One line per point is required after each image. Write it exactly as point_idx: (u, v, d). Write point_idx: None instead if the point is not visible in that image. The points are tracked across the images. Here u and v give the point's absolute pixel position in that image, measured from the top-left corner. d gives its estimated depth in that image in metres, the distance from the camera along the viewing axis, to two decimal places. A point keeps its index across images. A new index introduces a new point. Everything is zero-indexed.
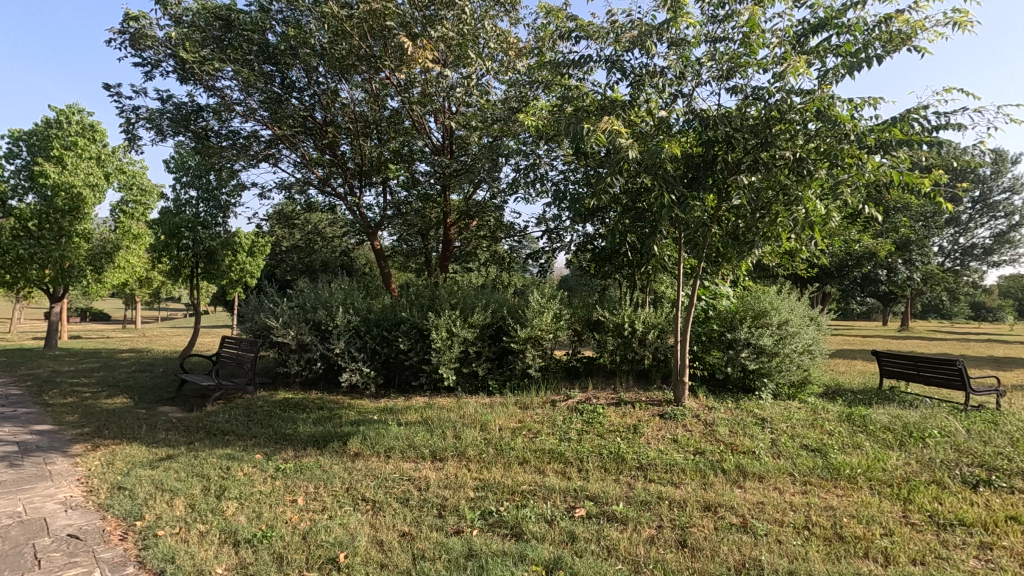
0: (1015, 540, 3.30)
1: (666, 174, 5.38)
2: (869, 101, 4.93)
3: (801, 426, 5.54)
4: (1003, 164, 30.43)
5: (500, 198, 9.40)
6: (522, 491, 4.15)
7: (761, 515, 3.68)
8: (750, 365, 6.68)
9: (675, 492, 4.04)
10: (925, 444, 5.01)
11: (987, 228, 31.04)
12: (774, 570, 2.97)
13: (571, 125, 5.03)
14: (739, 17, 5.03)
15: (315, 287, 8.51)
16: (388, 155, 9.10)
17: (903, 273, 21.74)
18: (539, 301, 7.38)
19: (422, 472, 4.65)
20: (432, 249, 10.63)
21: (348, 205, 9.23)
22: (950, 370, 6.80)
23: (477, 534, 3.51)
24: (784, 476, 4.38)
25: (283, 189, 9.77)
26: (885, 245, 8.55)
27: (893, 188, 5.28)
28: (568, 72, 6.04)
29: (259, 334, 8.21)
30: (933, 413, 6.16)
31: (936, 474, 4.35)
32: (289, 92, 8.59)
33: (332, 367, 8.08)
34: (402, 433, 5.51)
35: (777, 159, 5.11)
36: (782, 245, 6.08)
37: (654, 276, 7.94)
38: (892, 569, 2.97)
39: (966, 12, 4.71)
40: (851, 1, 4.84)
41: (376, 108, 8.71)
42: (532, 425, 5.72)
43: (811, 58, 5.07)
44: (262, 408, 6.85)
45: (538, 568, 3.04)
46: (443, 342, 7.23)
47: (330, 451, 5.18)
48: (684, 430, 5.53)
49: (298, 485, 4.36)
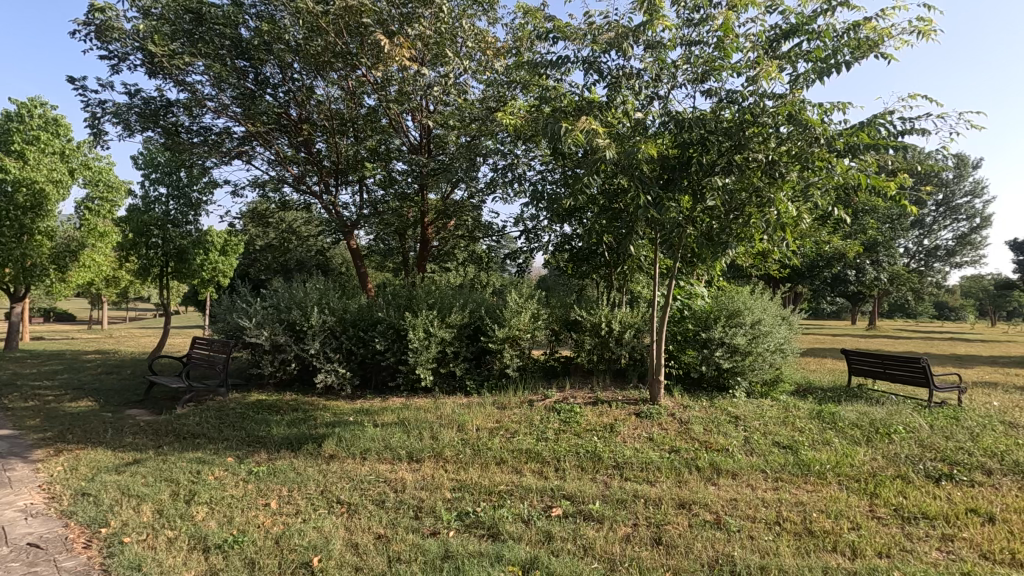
0: (974, 531, 3.42)
1: (642, 175, 5.45)
2: (838, 106, 5.03)
3: (773, 424, 5.65)
4: (965, 168, 31.50)
5: (478, 198, 9.38)
6: (499, 491, 4.15)
7: (734, 511, 3.74)
8: (724, 364, 6.79)
9: (650, 490, 4.09)
10: (891, 440, 5.17)
11: (950, 229, 32.10)
12: (746, 565, 3.01)
13: (549, 126, 5.05)
14: (714, 21, 5.10)
15: (289, 287, 8.36)
16: (364, 153, 9.03)
17: (871, 274, 22.37)
18: (517, 301, 7.39)
19: (398, 473, 4.61)
20: (409, 248, 10.55)
21: (323, 203, 9.14)
22: (914, 368, 7.00)
23: (453, 534, 3.50)
24: (756, 473, 4.47)
25: (257, 187, 9.60)
26: (853, 246, 8.75)
27: (861, 191, 5.41)
28: (545, 73, 6.04)
29: (232, 334, 8.06)
30: (898, 410, 6.34)
31: (901, 469, 4.48)
32: (263, 88, 8.43)
33: (306, 368, 7.97)
34: (378, 434, 5.46)
35: (750, 161, 5.23)
36: (755, 245, 6.18)
37: (630, 276, 8.03)
38: (859, 563, 3.04)
39: (930, 21, 4.85)
40: (821, 8, 4.95)
41: (352, 106, 8.64)
42: (509, 425, 5.72)
43: (783, 63, 5.17)
44: (235, 409, 6.73)
45: (514, 568, 3.03)
46: (421, 342, 7.18)
47: (304, 453, 5.11)
48: (660, 428, 5.59)
49: (271, 488, 4.28)
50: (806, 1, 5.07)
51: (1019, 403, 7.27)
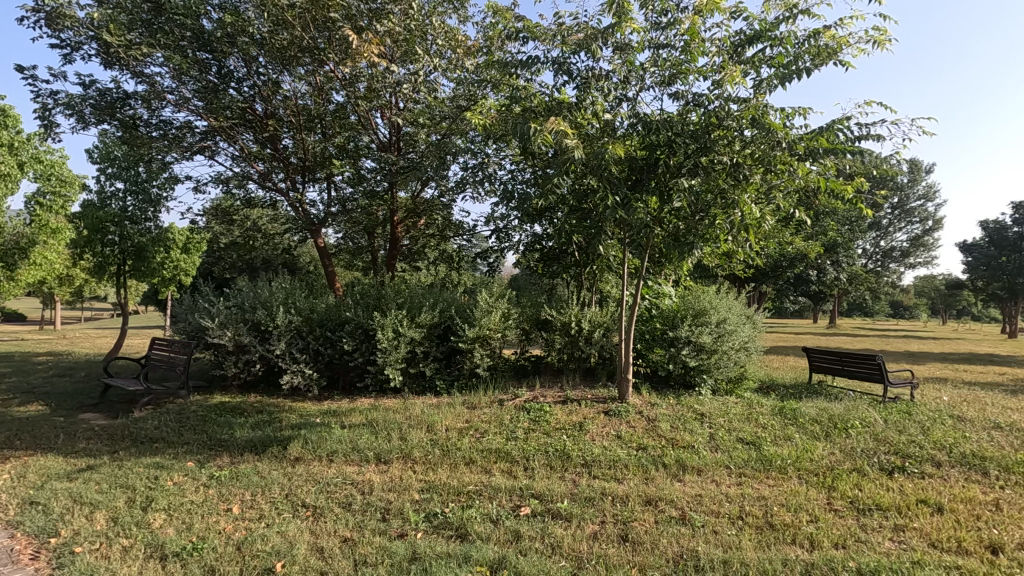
0: (924, 521, 3.57)
1: (611, 175, 5.51)
2: (799, 111, 5.16)
3: (737, 420, 5.79)
4: (918, 173, 32.85)
5: (448, 196, 9.33)
6: (468, 491, 4.14)
7: (699, 507, 3.82)
8: (690, 362, 6.92)
9: (618, 488, 4.14)
10: (848, 435, 5.35)
11: (905, 231, 33.44)
12: (709, 559, 3.07)
13: (518, 126, 5.05)
14: (681, 25, 5.18)
15: (253, 286, 8.15)
16: (332, 151, 8.88)
17: (831, 273, 23.16)
18: (487, 300, 7.37)
19: (366, 475, 4.55)
20: (379, 247, 10.44)
21: (290, 201, 8.93)
22: (870, 365, 7.26)
23: (421, 536, 3.46)
24: (721, 469, 4.56)
25: (221, 183, 9.33)
26: (813, 247, 9.02)
27: (821, 194, 5.58)
28: (516, 72, 6.03)
29: (193, 335, 7.82)
30: (856, 405, 6.58)
31: (857, 462, 4.65)
32: (226, 81, 8.21)
33: (272, 369, 7.79)
34: (345, 435, 5.38)
35: (716, 164, 5.32)
36: (720, 245, 6.31)
37: (600, 276, 8.13)
38: (816, 554, 3.14)
39: (884, 30, 5.02)
40: (783, 15, 5.07)
41: (320, 102, 8.49)
42: (479, 425, 5.70)
43: (747, 68, 5.28)
44: (196, 412, 6.54)
45: (482, 569, 3.02)
46: (390, 342, 7.11)
47: (269, 456, 4.99)
48: (628, 426, 5.67)
49: (233, 492, 4.17)
50: (769, 8, 5.19)
51: (967, 397, 7.62)
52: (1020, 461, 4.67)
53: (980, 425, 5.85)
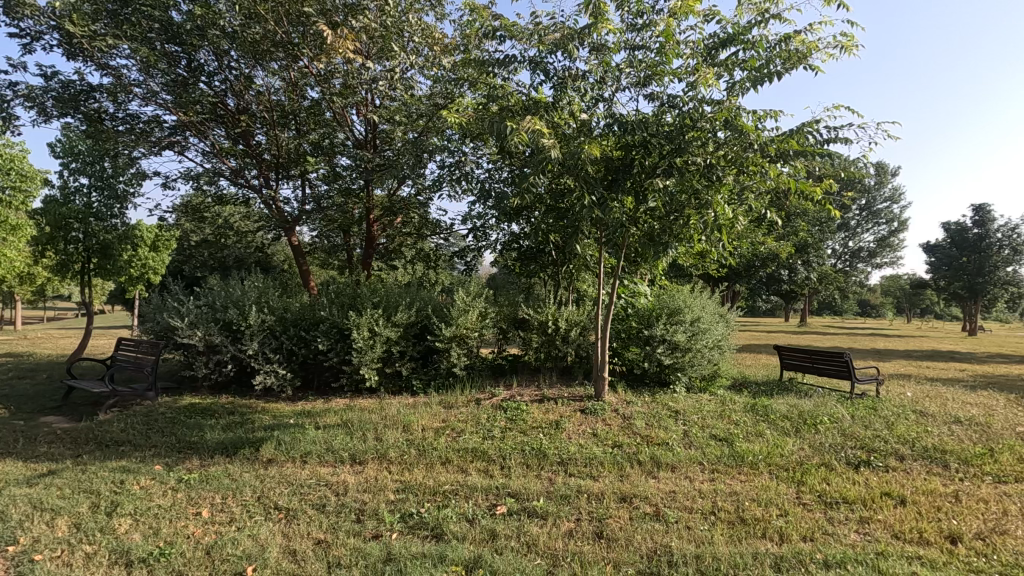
0: (888, 513, 3.68)
1: (587, 175, 5.55)
2: (771, 113, 5.25)
3: (711, 417, 5.88)
4: (885, 176, 33.83)
5: (425, 195, 9.27)
6: (444, 491, 4.12)
7: (672, 503, 3.87)
8: (665, 360, 7.00)
9: (593, 485, 4.17)
10: (817, 430, 5.49)
11: (872, 233, 34.40)
12: (682, 554, 3.12)
13: (495, 125, 5.04)
14: (656, 27, 5.24)
15: (225, 285, 7.98)
16: (307, 147, 8.75)
17: (802, 273, 23.73)
18: (464, 299, 7.34)
19: (340, 476, 4.50)
20: (354, 245, 10.33)
21: (262, 198, 8.75)
22: (839, 362, 7.45)
23: (396, 537, 3.43)
24: (694, 465, 4.63)
25: (190, 180, 9.10)
26: (784, 248, 9.22)
27: (792, 195, 5.70)
28: (492, 71, 6.02)
29: (161, 335, 7.62)
30: (824, 401, 6.75)
31: (825, 457, 4.77)
32: (196, 75, 8.01)
33: (244, 369, 7.65)
34: (320, 436, 5.32)
35: (690, 165, 5.38)
36: (694, 245, 6.40)
37: (576, 275, 8.18)
38: (785, 547, 3.21)
39: (852, 36, 5.14)
40: (756, 19, 5.16)
41: (294, 98, 8.36)
42: (455, 424, 5.68)
43: (720, 70, 5.36)
44: (164, 414, 6.37)
45: (457, 568, 3.01)
46: (365, 342, 7.03)
47: (241, 458, 4.90)
48: (604, 424, 5.72)
49: (202, 496, 4.08)
50: (742, 12, 5.28)
51: (929, 393, 7.89)
52: (978, 453, 4.85)
53: (942, 419, 6.06)
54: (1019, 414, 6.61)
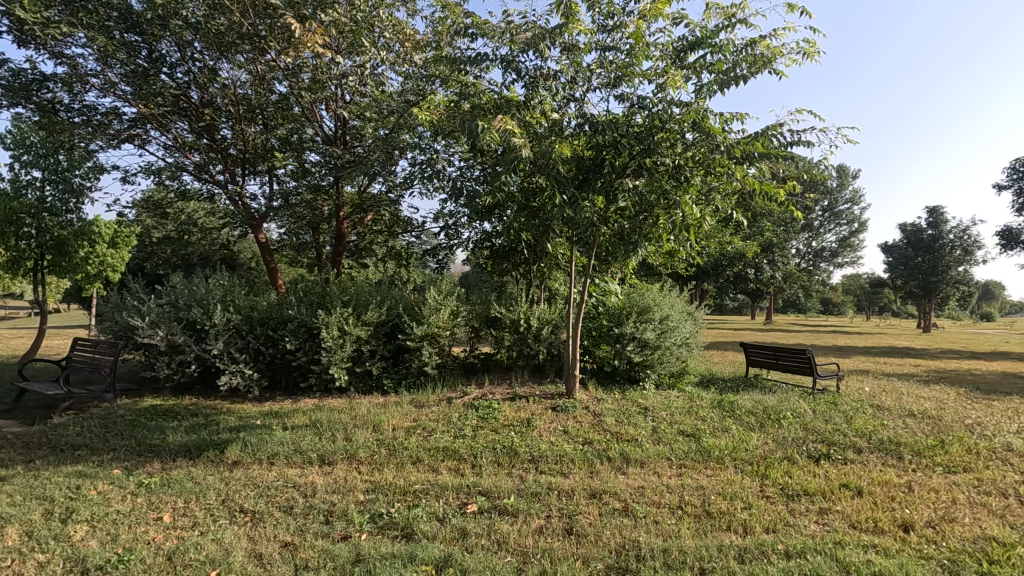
0: (845, 504, 3.82)
1: (558, 174, 5.59)
2: (736, 116, 5.38)
3: (678, 414, 6.00)
4: (846, 178, 34.99)
5: (396, 192, 9.17)
6: (414, 491, 4.09)
7: (641, 498, 3.94)
8: (635, 358, 7.10)
9: (564, 482, 4.21)
10: (780, 425, 5.65)
11: (834, 233, 35.50)
12: (649, 548, 3.18)
13: (466, 123, 5.05)
14: (627, 28, 5.30)
15: (188, 283, 7.74)
16: (274, 143, 8.57)
17: (767, 272, 24.41)
18: (435, 298, 7.30)
19: (309, 477, 4.43)
20: (324, 243, 10.17)
21: (228, 194, 8.53)
22: (801, 359, 7.68)
23: (365, 538, 3.40)
24: (662, 461, 4.72)
25: (152, 174, 8.82)
26: (751, 247, 9.44)
27: (757, 197, 5.83)
28: (464, 68, 5.99)
29: (121, 334, 7.37)
30: (788, 397, 6.95)
31: (788, 451, 4.91)
32: (158, 66, 7.76)
33: (208, 370, 7.45)
34: (288, 437, 5.23)
35: (658, 165, 5.46)
36: (664, 245, 6.51)
37: (548, 274, 8.22)
38: (749, 539, 3.29)
39: (814, 43, 5.29)
40: (723, 23, 5.26)
41: (262, 92, 8.17)
42: (427, 424, 5.65)
43: (689, 73, 5.45)
44: (124, 416, 6.16)
45: (427, 568, 2.99)
46: (335, 341, 6.92)
47: (204, 461, 4.77)
48: (575, 421, 5.77)
49: (164, 500, 3.97)
50: (709, 16, 5.37)
51: (885, 388, 8.19)
52: (930, 445, 5.07)
53: (897, 413, 6.31)
54: (968, 407, 6.93)
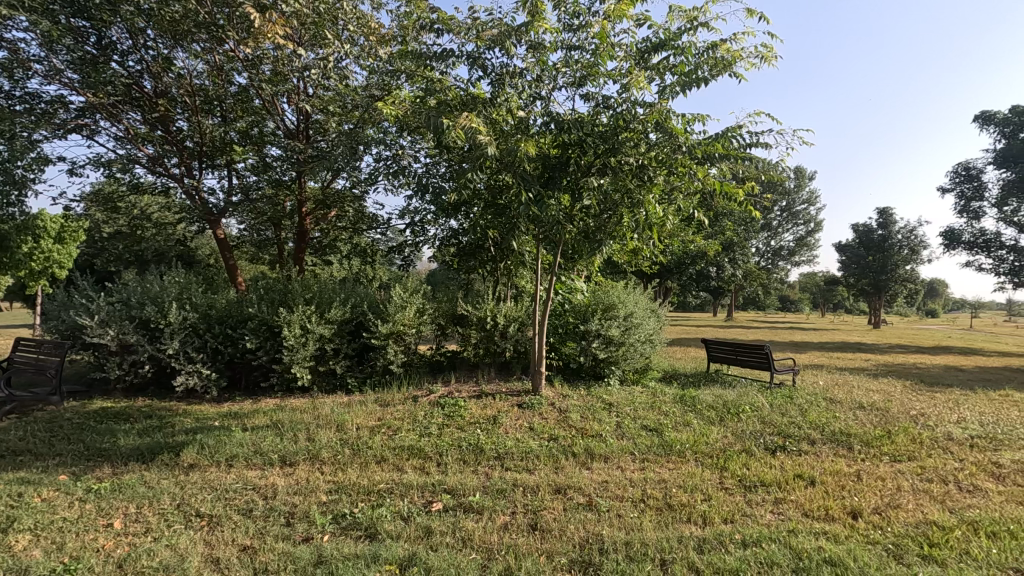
0: (799, 493, 3.97)
1: (524, 172, 5.58)
2: (698, 117, 5.50)
3: (642, 409, 6.11)
4: (803, 180, 36.23)
5: (360, 188, 9.02)
6: (378, 491, 4.04)
7: (604, 492, 4.00)
8: (600, 354, 7.20)
9: (529, 478, 4.23)
10: (739, 419, 5.82)
11: (791, 232, 36.71)
12: (612, 542, 3.23)
13: (432, 120, 5.02)
14: (592, 28, 5.35)
15: (142, 280, 7.43)
16: (233, 136, 8.31)
17: (729, 270, 25.08)
18: (400, 295, 7.21)
19: (269, 479, 4.32)
20: (286, 239, 9.93)
21: (184, 188, 8.23)
22: (759, 354, 7.91)
23: (327, 539, 3.35)
24: (626, 455, 4.80)
25: (101, 167, 8.44)
26: (712, 246, 9.67)
27: (717, 197, 5.96)
28: (430, 64, 5.93)
29: (68, 334, 7.03)
30: (746, 391, 7.16)
31: (746, 444, 5.06)
32: (107, 53, 7.44)
33: (163, 371, 7.19)
34: (247, 438, 5.10)
35: (623, 164, 5.55)
36: (628, 243, 6.61)
37: (514, 271, 8.25)
38: (708, 530, 3.38)
39: (772, 47, 5.44)
40: (685, 26, 5.36)
41: (219, 83, 7.92)
42: (392, 422, 5.61)
43: (652, 74, 5.54)
44: (71, 420, 5.89)
45: (391, 568, 2.97)
46: (297, 340, 6.77)
47: (158, 464, 4.61)
48: (541, 417, 5.81)
49: (115, 506, 3.81)
50: (673, 18, 5.47)
51: (837, 382, 8.53)
52: (878, 435, 5.31)
53: (848, 405, 6.59)
54: (913, 399, 7.28)
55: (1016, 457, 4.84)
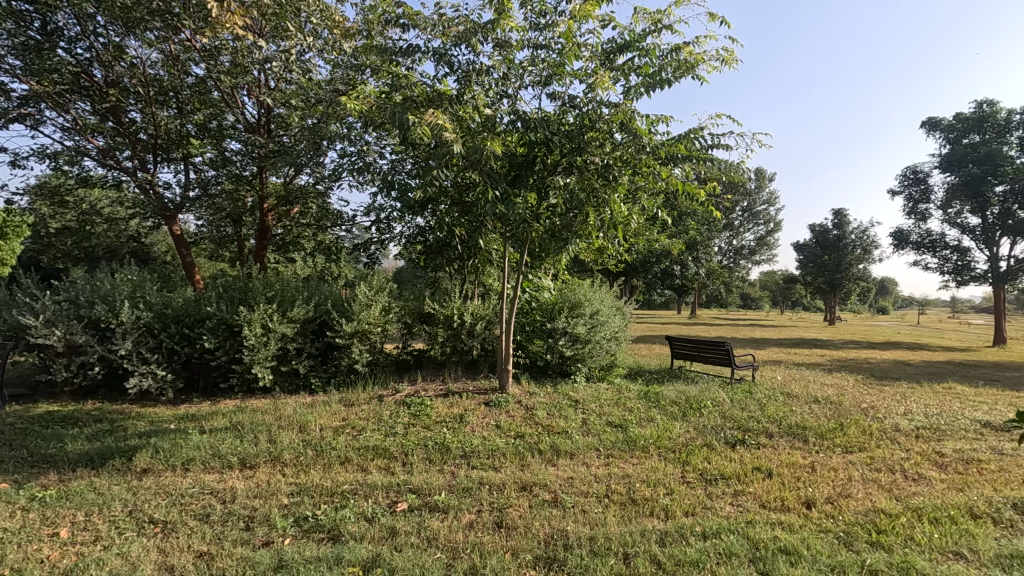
0: (757, 485, 4.09)
1: (490, 170, 5.57)
2: (662, 118, 5.59)
3: (607, 405, 6.19)
4: (763, 181, 37.26)
5: (324, 184, 8.83)
6: (342, 492, 3.98)
7: (570, 489, 4.04)
8: (566, 352, 7.26)
9: (495, 476, 4.23)
10: (701, 414, 5.96)
11: (752, 232, 37.70)
12: (577, 537, 3.26)
13: (397, 115, 4.96)
14: (558, 28, 5.37)
15: (91, 278, 7.11)
16: (190, 129, 8.03)
17: (692, 269, 25.67)
18: (366, 294, 7.10)
19: (228, 482, 4.20)
20: (246, 236, 9.66)
21: (137, 182, 7.90)
22: (721, 351, 8.10)
23: (289, 542, 3.28)
24: (591, 452, 4.86)
25: (47, 159, 8.02)
26: (676, 245, 9.85)
27: (680, 197, 6.05)
28: (396, 59, 5.86)
29: (9, 334, 6.67)
30: (708, 387, 7.33)
31: (707, 438, 5.19)
32: (53, 40, 7.08)
33: (115, 372, 6.90)
34: (205, 441, 4.95)
35: (588, 164, 5.57)
36: (593, 242, 6.68)
37: (481, 270, 8.24)
38: (670, 524, 3.45)
39: (732, 51, 5.57)
40: (650, 28, 5.44)
41: (175, 73, 7.64)
42: (356, 422, 5.53)
43: (618, 74, 5.60)
44: (15, 424, 5.60)
45: (355, 569, 2.92)
46: (258, 340, 6.59)
47: (109, 470, 4.42)
48: (507, 415, 5.83)
49: (61, 514, 3.63)
50: (637, 20, 5.54)
51: (794, 377, 8.82)
52: (831, 428, 5.52)
53: (804, 399, 6.82)
54: (864, 393, 7.59)
55: (957, 446, 5.11)
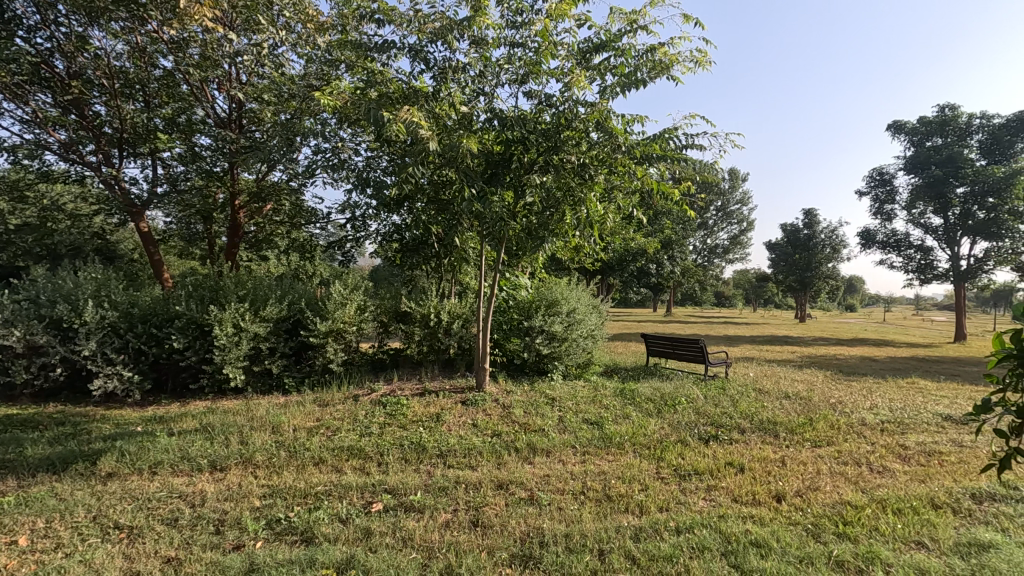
0: (729, 480, 4.17)
1: (467, 168, 5.56)
2: (637, 118, 5.65)
3: (584, 403, 6.23)
4: (737, 181, 37.91)
5: (297, 181, 8.68)
6: (316, 493, 3.93)
7: (546, 486, 4.05)
8: (543, 350, 7.28)
9: (471, 475, 4.22)
10: (676, 410, 6.04)
11: (726, 232, 38.35)
12: (552, 535, 3.28)
13: (372, 112, 4.90)
14: (534, 26, 5.37)
15: (53, 277, 6.87)
16: (158, 123, 7.81)
17: (668, 268, 26.00)
18: (340, 292, 7.01)
19: (197, 485, 4.11)
20: (217, 233, 9.45)
21: (102, 177, 7.66)
22: (695, 348, 8.20)
23: (260, 545, 3.22)
24: (567, 449, 4.88)
25: (5, 152, 7.72)
26: (652, 244, 9.95)
27: (655, 197, 6.11)
28: (371, 55, 5.79)
29: None
30: (683, 384, 7.44)
31: (681, 434, 5.26)
32: (11, 29, 6.81)
33: (78, 374, 6.69)
34: (174, 444, 4.83)
35: (564, 163, 5.60)
36: (570, 240, 6.70)
37: (458, 268, 8.20)
38: (645, 519, 3.49)
39: (705, 53, 5.65)
40: (625, 28, 5.48)
41: (142, 66, 7.42)
42: (331, 422, 5.46)
43: (594, 74, 5.63)
44: None
45: (328, 571, 2.88)
46: (229, 339, 6.45)
47: (72, 474, 4.28)
48: (484, 414, 5.82)
49: (20, 521, 3.50)
50: (613, 20, 5.57)
51: (766, 373, 9.00)
52: (801, 423, 5.65)
53: (775, 395, 6.97)
54: (833, 388, 7.79)
55: (919, 439, 5.28)
